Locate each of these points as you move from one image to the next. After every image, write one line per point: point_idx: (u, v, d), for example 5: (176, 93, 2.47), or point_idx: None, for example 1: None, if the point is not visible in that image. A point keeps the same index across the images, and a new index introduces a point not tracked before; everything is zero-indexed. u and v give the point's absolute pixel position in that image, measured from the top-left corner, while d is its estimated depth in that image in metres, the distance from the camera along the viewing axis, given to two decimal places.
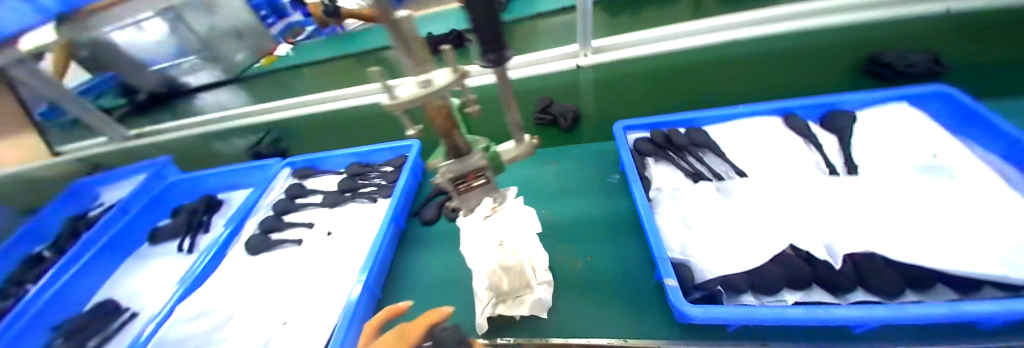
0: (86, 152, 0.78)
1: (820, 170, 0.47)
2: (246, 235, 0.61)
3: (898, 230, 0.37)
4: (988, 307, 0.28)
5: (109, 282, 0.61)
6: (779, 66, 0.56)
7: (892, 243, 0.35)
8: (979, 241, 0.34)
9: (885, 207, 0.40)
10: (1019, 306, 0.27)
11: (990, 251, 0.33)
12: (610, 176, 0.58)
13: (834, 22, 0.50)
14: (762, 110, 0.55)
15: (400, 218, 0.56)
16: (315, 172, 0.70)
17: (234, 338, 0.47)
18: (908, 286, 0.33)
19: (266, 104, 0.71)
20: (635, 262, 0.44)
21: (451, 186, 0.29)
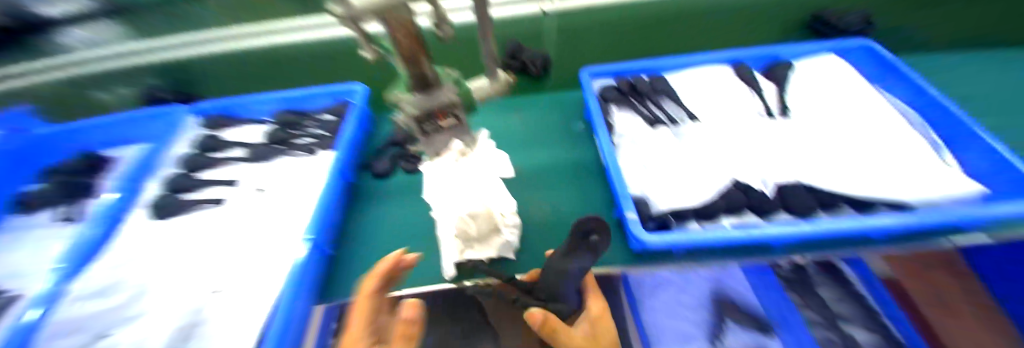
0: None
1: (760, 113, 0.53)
2: (150, 197, 0.50)
3: (815, 167, 0.43)
4: (882, 221, 0.34)
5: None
6: (738, 22, 0.58)
7: (813, 177, 0.42)
8: (871, 173, 0.42)
9: (805, 148, 0.46)
10: (901, 220, 0.34)
11: (878, 180, 0.41)
12: (575, 124, 0.58)
13: None
14: (714, 58, 0.59)
15: (349, 172, 0.50)
16: (230, 122, 0.58)
17: (148, 314, 0.39)
18: (820, 208, 0.39)
19: (161, 38, 0.55)
20: (598, 202, 0.45)
21: (417, 126, 0.25)
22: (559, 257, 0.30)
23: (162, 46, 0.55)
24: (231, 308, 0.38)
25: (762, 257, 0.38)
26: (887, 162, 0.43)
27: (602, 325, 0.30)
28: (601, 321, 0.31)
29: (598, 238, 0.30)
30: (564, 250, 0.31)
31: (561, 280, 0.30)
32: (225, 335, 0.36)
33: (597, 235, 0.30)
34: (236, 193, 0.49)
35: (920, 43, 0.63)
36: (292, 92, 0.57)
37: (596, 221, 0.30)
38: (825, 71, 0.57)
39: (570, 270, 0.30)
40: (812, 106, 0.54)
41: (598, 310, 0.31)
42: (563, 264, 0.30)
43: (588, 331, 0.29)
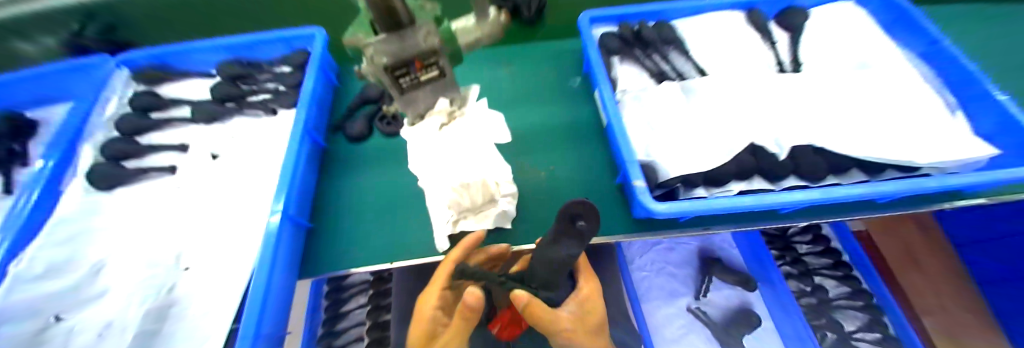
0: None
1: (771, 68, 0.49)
2: (87, 165, 0.42)
3: (825, 127, 0.41)
4: (895, 187, 0.33)
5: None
6: None
7: (827, 138, 0.40)
8: (882, 133, 0.40)
9: (816, 106, 0.44)
10: (913, 186, 0.33)
11: (889, 141, 0.39)
12: (571, 79, 0.53)
13: None
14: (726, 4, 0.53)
15: (318, 133, 0.44)
16: (172, 76, 0.50)
17: (97, 296, 0.34)
18: (831, 173, 0.39)
19: None
20: (597, 166, 0.43)
21: (389, 80, 0.21)
22: (547, 245, 0.28)
23: None
24: (202, 284, 0.34)
25: (763, 225, 0.38)
26: (896, 120, 0.42)
27: (589, 303, 0.35)
28: (589, 299, 0.35)
29: (586, 225, 0.26)
30: (551, 238, 0.28)
31: (553, 273, 0.30)
32: (199, 314, 0.32)
33: (582, 223, 0.26)
34: (191, 159, 0.43)
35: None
36: (235, 38, 0.47)
37: (580, 206, 0.25)
38: (840, 21, 0.53)
39: (560, 258, 0.28)
40: (824, 59, 0.51)
41: (588, 291, 0.35)
42: (556, 262, 0.28)
43: (574, 311, 0.33)
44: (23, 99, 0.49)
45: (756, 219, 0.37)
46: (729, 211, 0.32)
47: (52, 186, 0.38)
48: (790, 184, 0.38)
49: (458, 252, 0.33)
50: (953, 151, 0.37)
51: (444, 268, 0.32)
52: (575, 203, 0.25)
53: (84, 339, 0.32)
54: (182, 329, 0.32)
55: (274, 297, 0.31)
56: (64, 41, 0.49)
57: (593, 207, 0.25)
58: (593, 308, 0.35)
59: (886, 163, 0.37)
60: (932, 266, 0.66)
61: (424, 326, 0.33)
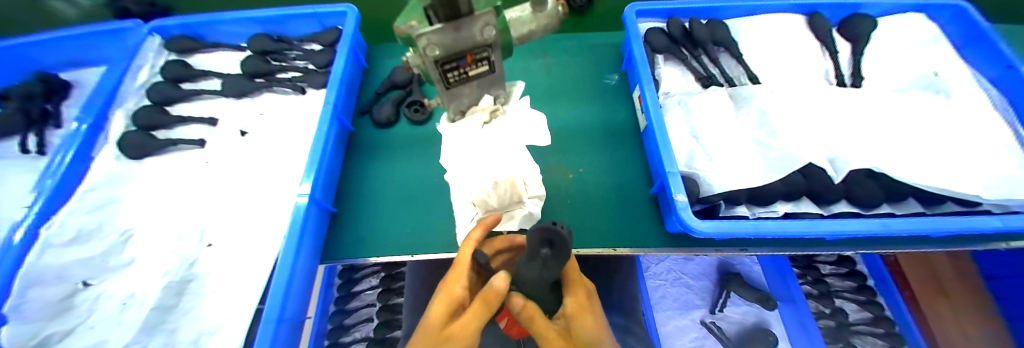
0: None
1: (828, 81, 0.45)
2: (117, 132, 0.42)
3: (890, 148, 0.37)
4: (961, 224, 0.30)
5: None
6: None
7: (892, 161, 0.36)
8: (955, 160, 0.36)
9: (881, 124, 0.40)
10: (981, 224, 0.29)
11: (962, 169, 0.35)
12: (608, 76, 0.50)
13: None
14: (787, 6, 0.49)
15: (346, 117, 0.43)
16: (203, 47, 0.49)
17: (127, 265, 0.35)
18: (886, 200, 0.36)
19: None
20: (633, 171, 0.40)
21: (438, 73, 0.19)
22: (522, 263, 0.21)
23: None
24: (226, 261, 0.34)
25: (808, 249, 0.36)
26: (970, 147, 0.38)
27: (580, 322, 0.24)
28: (583, 314, 0.25)
29: (553, 256, 0.19)
30: (527, 255, 0.20)
31: (541, 279, 0.22)
32: (224, 292, 0.32)
33: (550, 251, 0.18)
34: (220, 134, 0.43)
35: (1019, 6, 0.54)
36: (266, 11, 0.46)
37: (549, 234, 0.18)
38: (911, 30, 0.48)
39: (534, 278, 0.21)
40: (890, 73, 0.47)
41: (576, 302, 0.25)
42: (540, 271, 0.21)
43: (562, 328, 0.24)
44: (59, 61, 0.49)
45: (795, 244, 0.35)
46: (773, 235, 0.29)
47: (85, 151, 0.39)
48: (840, 210, 0.35)
49: (480, 233, 0.28)
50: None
51: (465, 249, 0.27)
52: (544, 229, 0.18)
53: (116, 305, 0.32)
54: (207, 305, 0.32)
55: (298, 282, 0.31)
56: (105, 6, 0.50)
57: (564, 233, 0.18)
58: (596, 333, 0.24)
59: (949, 196, 0.34)
60: (961, 297, 0.56)
61: (444, 307, 0.24)
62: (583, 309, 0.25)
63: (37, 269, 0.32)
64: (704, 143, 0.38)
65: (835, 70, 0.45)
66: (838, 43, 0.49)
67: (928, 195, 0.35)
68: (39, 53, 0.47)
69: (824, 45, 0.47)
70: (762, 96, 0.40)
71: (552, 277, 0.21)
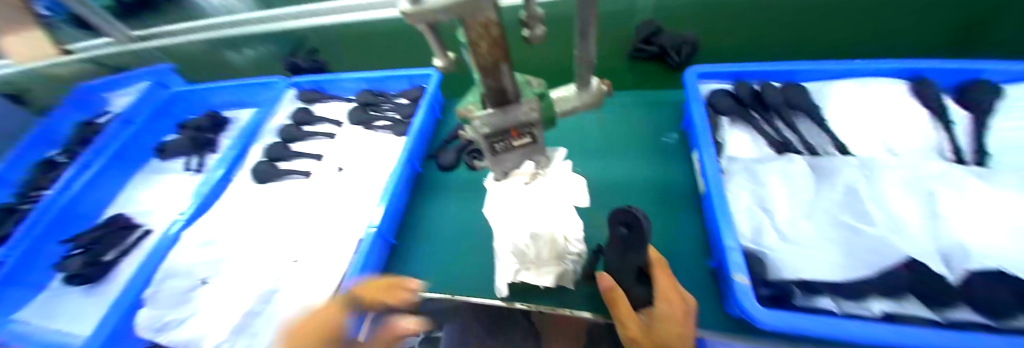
0: (100, 54, 0.76)
1: (943, 156, 0.38)
2: (251, 163, 0.57)
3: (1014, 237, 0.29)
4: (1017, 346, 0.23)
5: (122, 188, 0.62)
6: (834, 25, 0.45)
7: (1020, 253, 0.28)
8: None
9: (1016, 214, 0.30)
10: None
11: None
12: (665, 135, 0.50)
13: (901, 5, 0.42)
14: (881, 69, 0.43)
15: (416, 161, 0.50)
16: (321, 97, 0.62)
17: (239, 271, 0.45)
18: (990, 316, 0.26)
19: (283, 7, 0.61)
20: (692, 240, 0.38)
21: (485, 144, 0.21)
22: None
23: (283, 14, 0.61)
24: (306, 279, 0.41)
25: (629, 247, 0.29)
26: None
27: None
28: (668, 321, 0.27)
29: (627, 232, 0.28)
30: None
31: (623, 267, 0.30)
32: (289, 303, 0.40)
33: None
34: (322, 170, 0.54)
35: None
36: (374, 73, 0.58)
37: (626, 213, 0.27)
38: None
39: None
40: None
41: (669, 310, 0.27)
42: (622, 255, 0.30)
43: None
44: (221, 104, 0.71)
45: (632, 243, 0.29)
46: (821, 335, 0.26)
47: (227, 174, 0.54)
48: (962, 318, 0.27)
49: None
50: None
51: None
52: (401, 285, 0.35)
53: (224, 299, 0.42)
54: (275, 317, 0.39)
55: (355, 306, 0.36)
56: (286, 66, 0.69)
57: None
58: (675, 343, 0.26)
59: None
60: None
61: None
62: (671, 319, 0.27)
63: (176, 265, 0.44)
64: (775, 218, 0.35)
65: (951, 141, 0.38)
66: (951, 111, 0.40)
67: None
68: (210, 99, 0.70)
69: (977, 115, 0.39)
70: (848, 171, 0.36)
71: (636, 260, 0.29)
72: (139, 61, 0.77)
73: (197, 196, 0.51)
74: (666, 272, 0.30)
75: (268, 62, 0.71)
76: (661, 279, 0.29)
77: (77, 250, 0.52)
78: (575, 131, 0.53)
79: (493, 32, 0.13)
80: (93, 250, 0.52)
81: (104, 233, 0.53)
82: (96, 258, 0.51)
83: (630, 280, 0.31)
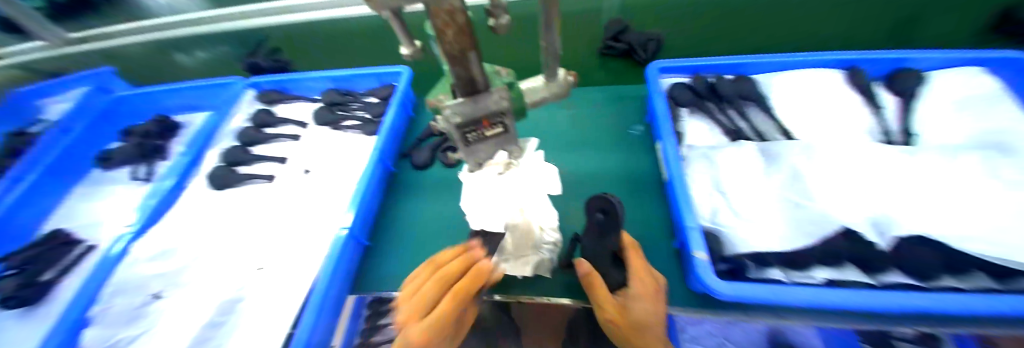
0: (30, 57, 0.68)
1: (876, 137, 0.43)
2: (207, 168, 0.53)
3: (926, 208, 0.34)
4: (925, 301, 0.27)
5: (61, 202, 0.56)
6: (782, 23, 0.49)
7: (930, 220, 0.33)
8: (979, 210, 0.33)
9: (926, 187, 0.35)
10: (956, 302, 0.26)
11: None
12: (632, 127, 0.52)
13: (840, 7, 0.46)
14: (822, 61, 0.48)
15: (388, 160, 0.49)
16: (283, 97, 0.60)
17: (199, 283, 0.42)
18: (913, 275, 0.30)
19: (242, 5, 0.57)
20: (659, 225, 0.41)
21: (458, 134, 0.21)
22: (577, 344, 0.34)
23: (243, 11, 0.57)
24: (272, 285, 0.40)
25: (606, 231, 0.29)
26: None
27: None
28: (643, 299, 0.29)
29: (605, 218, 0.28)
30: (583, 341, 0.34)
31: (599, 250, 0.31)
32: (256, 313, 0.38)
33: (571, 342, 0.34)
34: (287, 172, 0.51)
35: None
36: (340, 71, 0.56)
37: (602, 200, 0.27)
38: (967, 89, 0.43)
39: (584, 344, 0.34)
40: (953, 129, 0.42)
41: (643, 289, 0.29)
42: (599, 239, 0.31)
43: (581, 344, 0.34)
44: (172, 107, 0.66)
45: (610, 226, 0.28)
46: (771, 302, 0.28)
47: (180, 182, 0.50)
48: (892, 280, 0.30)
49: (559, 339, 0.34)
50: None
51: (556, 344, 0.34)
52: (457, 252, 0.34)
53: (180, 313, 0.39)
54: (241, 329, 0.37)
55: (328, 310, 0.35)
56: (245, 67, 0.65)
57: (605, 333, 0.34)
58: (648, 318, 0.28)
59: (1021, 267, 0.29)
60: None
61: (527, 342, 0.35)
62: (645, 296, 0.29)
63: (123, 279, 0.41)
64: (731, 199, 0.38)
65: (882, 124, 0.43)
66: (882, 96, 0.46)
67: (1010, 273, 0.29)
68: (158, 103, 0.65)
69: (904, 99, 0.45)
70: (792, 154, 0.40)
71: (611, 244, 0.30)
72: (76, 65, 0.70)
73: (143, 208, 0.47)
74: (638, 253, 0.32)
75: (224, 62, 0.66)
76: (634, 260, 0.31)
77: (8, 272, 0.46)
78: (548, 125, 0.55)
79: (458, 20, 0.13)
80: (29, 269, 0.46)
81: (43, 251, 0.48)
82: (32, 279, 0.45)
83: (606, 266, 0.32)
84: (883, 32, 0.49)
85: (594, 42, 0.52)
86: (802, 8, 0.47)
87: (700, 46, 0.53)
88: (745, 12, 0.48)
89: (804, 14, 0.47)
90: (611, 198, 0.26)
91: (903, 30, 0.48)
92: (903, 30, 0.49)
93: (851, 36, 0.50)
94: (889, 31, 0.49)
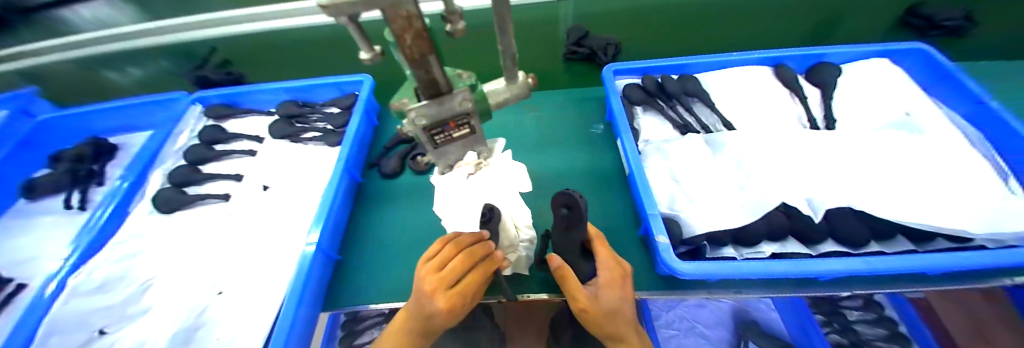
0: None
1: (802, 125, 0.49)
2: (152, 191, 0.49)
3: (843, 184, 0.39)
4: (849, 265, 0.31)
5: None
6: (719, 28, 0.54)
7: (847, 193, 0.38)
8: (884, 181, 0.39)
9: (842, 165, 0.41)
10: (874, 264, 0.30)
11: (955, 209, 0.35)
12: (594, 126, 0.55)
13: (766, 12, 0.52)
14: (753, 59, 0.54)
15: (355, 170, 0.48)
16: (235, 112, 0.56)
17: (150, 315, 0.39)
18: (841, 242, 0.36)
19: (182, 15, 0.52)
20: (623, 215, 0.44)
21: (426, 137, 0.22)
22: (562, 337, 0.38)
23: (184, 22, 0.52)
24: (235, 308, 0.38)
25: (572, 225, 0.31)
26: (931, 186, 0.38)
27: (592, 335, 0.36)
28: (610, 287, 0.30)
29: (569, 212, 0.29)
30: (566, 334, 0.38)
31: (567, 242, 0.33)
32: (219, 339, 0.36)
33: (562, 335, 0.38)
34: (244, 190, 0.49)
35: (1011, 41, 0.55)
36: (297, 82, 0.54)
37: (566, 197, 0.27)
38: (872, 78, 0.50)
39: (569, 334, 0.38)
40: (863, 115, 0.49)
41: (610, 276, 0.31)
42: (566, 232, 0.32)
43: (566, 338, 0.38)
44: (107, 129, 0.61)
45: (575, 220, 0.30)
46: (727, 276, 0.31)
47: (122, 208, 0.46)
48: (827, 249, 0.36)
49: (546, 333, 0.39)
50: (990, 220, 0.34)
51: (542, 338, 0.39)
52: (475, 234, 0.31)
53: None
54: None
55: (300, 328, 0.34)
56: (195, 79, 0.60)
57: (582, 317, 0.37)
58: (616, 304, 0.30)
59: (934, 232, 0.35)
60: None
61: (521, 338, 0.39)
62: (612, 284, 0.31)
63: (59, 318, 0.37)
64: (685, 186, 0.42)
65: (807, 112, 0.49)
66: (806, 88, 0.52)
67: (918, 233, 0.35)
68: (90, 125, 0.60)
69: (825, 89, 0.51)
70: (734, 142, 0.44)
71: (578, 236, 0.31)
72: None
73: (77, 241, 0.42)
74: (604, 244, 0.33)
75: (172, 76, 0.61)
76: (601, 250, 0.33)
77: None
78: (515, 128, 0.56)
79: (414, 25, 0.14)
80: None
81: None
82: None
83: (576, 258, 0.33)
84: (804, 32, 0.56)
85: (556, 48, 0.55)
86: (734, 15, 0.52)
87: (651, 49, 0.58)
88: (686, 19, 0.53)
89: (737, 19, 0.53)
90: (578, 194, 0.27)
91: (819, 30, 0.55)
92: (820, 30, 0.56)
93: (779, 36, 0.57)
94: (809, 32, 0.56)
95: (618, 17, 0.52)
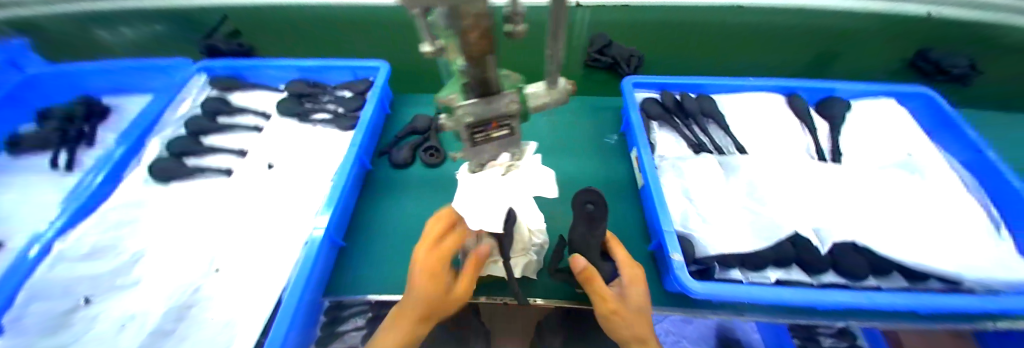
0: None
1: (810, 154, 0.50)
2: (149, 158, 0.47)
3: (849, 217, 0.40)
4: (854, 298, 0.32)
5: None
6: (735, 52, 0.56)
7: (852, 226, 0.39)
8: (886, 218, 0.40)
9: (848, 199, 0.42)
10: (877, 299, 0.31)
11: (951, 253, 0.37)
12: (608, 136, 0.55)
13: (777, 40, 0.55)
14: (768, 87, 0.55)
15: (365, 157, 0.47)
16: (243, 86, 0.55)
17: (140, 288, 0.37)
18: (841, 274, 0.37)
19: None
20: (634, 228, 0.44)
21: (466, 135, 0.21)
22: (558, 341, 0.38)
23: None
24: (233, 288, 0.37)
25: (595, 223, 0.30)
26: (929, 226, 0.40)
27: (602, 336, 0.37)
28: (635, 284, 0.31)
29: (595, 207, 0.27)
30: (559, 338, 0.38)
31: (589, 242, 0.32)
32: (215, 319, 0.34)
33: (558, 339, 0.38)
34: (247, 167, 0.47)
35: (1009, 94, 0.57)
36: (311, 62, 0.53)
37: (590, 193, 0.27)
38: (878, 118, 0.52)
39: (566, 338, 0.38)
40: (868, 152, 0.50)
41: (632, 273, 0.31)
42: (589, 231, 0.31)
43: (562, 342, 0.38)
44: (101, 89, 0.58)
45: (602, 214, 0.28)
46: (740, 299, 0.32)
47: (116, 172, 0.44)
48: (829, 280, 0.37)
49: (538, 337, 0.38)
50: (982, 266, 0.36)
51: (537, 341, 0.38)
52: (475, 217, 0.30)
53: (118, 321, 0.35)
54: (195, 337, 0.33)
55: (302, 315, 0.33)
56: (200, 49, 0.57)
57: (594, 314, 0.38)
58: (643, 300, 0.30)
59: (931, 273, 0.36)
60: None
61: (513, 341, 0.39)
62: (636, 281, 0.31)
63: (44, 283, 0.35)
64: (697, 205, 0.42)
65: (816, 143, 0.50)
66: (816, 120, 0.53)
67: (915, 272, 0.36)
68: (83, 83, 0.57)
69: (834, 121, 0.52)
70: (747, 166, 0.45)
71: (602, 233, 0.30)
72: None
73: (66, 203, 0.40)
74: (620, 245, 0.34)
75: (178, 42, 0.58)
76: (620, 252, 0.33)
77: None
78: (530, 130, 0.56)
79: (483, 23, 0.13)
80: None
81: None
82: None
83: (597, 258, 0.33)
84: (817, 66, 0.58)
85: (578, 55, 0.56)
86: (746, 39, 0.55)
87: (670, 66, 0.58)
88: (700, 37, 0.55)
89: (750, 45, 0.55)
90: (590, 188, 0.27)
91: (830, 65, 0.58)
92: (832, 66, 0.58)
93: (793, 67, 0.58)
94: (821, 66, 0.58)
95: (635, 29, 0.55)
